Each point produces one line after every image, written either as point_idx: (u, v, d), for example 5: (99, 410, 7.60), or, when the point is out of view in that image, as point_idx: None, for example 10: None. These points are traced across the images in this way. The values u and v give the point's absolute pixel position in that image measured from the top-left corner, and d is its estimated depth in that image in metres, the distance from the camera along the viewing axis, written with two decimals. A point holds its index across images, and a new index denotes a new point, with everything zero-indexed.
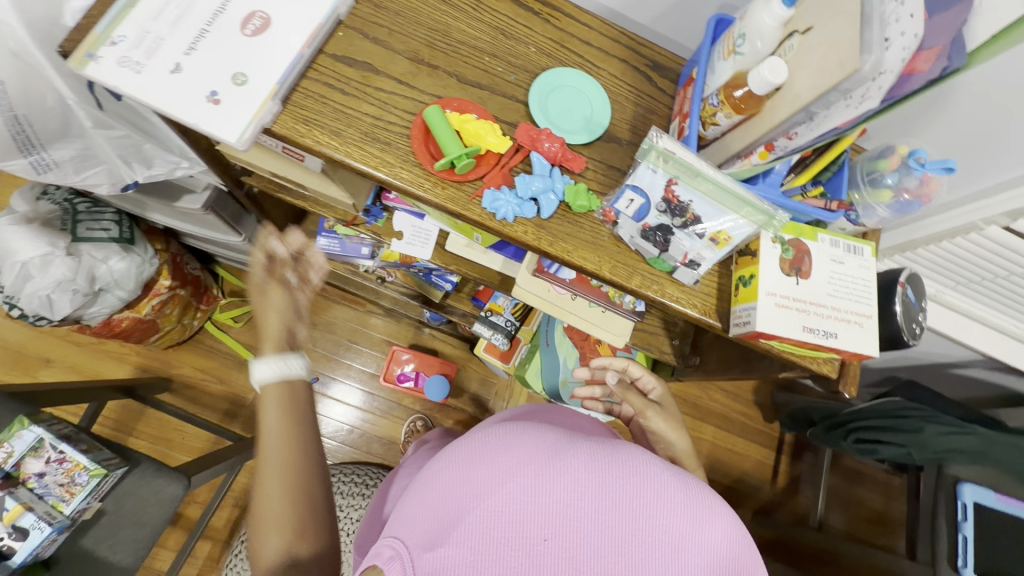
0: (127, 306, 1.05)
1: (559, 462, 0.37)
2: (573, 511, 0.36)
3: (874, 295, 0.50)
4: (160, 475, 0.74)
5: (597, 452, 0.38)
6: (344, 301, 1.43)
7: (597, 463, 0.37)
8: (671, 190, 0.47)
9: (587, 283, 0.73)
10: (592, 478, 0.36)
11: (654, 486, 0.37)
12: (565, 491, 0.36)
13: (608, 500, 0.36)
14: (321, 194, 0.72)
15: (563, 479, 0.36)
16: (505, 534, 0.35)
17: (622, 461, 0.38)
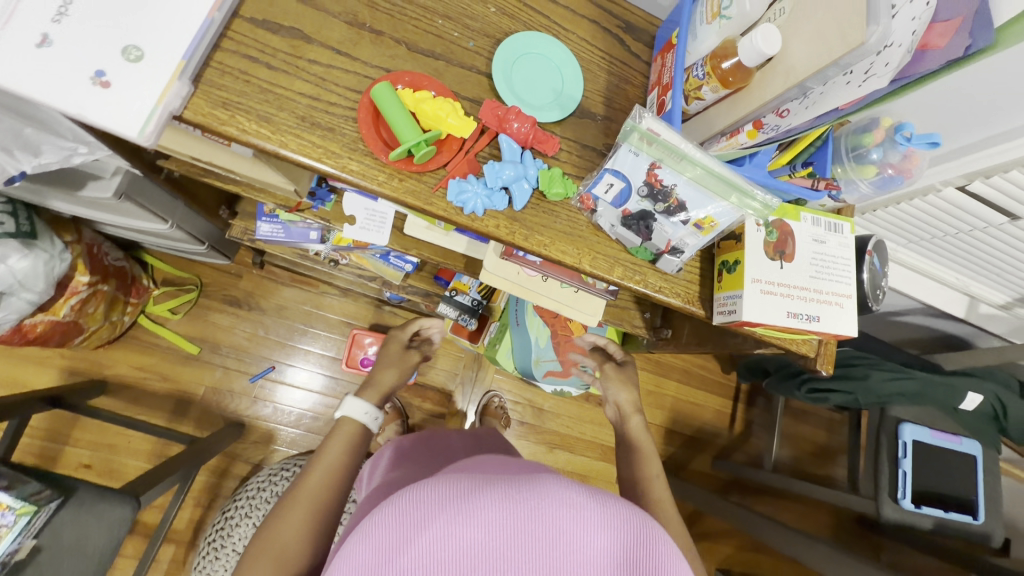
0: (40, 309, 0.92)
1: (467, 506, 0.35)
2: (488, 558, 0.34)
3: (853, 273, 0.50)
4: (103, 500, 0.67)
5: (509, 488, 0.37)
6: (294, 283, 1.34)
7: (510, 500, 0.36)
8: (654, 174, 0.43)
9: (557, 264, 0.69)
10: (506, 519, 0.35)
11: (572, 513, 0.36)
12: (476, 539, 0.34)
13: (526, 539, 0.35)
14: (255, 180, 0.63)
15: (475, 523, 0.34)
16: None
17: (535, 494, 0.36)
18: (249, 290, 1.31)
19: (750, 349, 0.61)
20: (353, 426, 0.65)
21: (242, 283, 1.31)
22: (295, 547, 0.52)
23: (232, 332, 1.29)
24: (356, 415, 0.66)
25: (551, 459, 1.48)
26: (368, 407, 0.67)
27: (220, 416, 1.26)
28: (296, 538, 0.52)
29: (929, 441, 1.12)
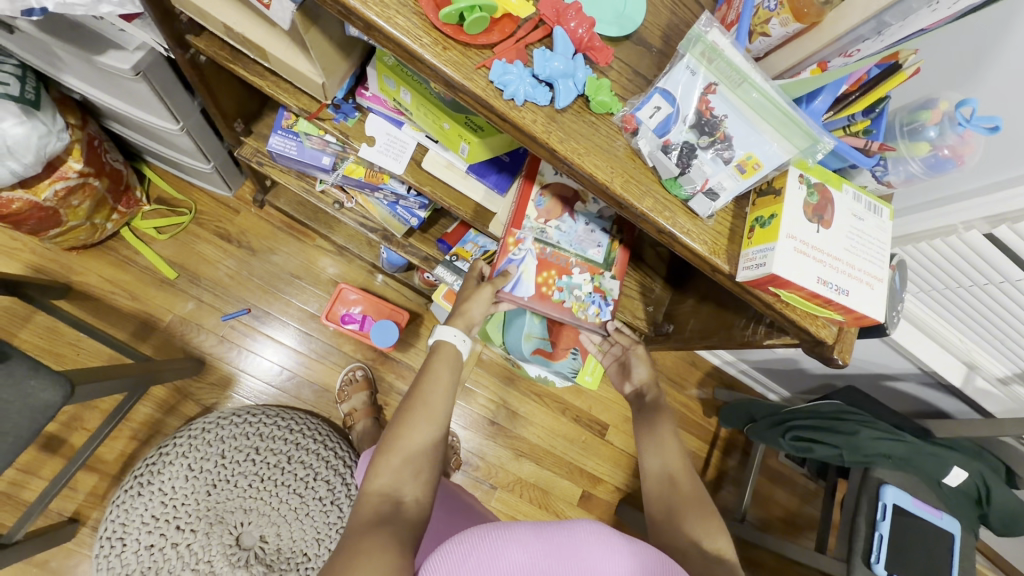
0: (21, 183, 0.87)
1: (512, 529, 0.49)
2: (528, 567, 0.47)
3: (888, 259, 0.47)
4: (35, 376, 0.60)
5: (542, 522, 0.51)
6: (291, 232, 1.30)
7: (543, 529, 0.50)
8: (706, 101, 0.41)
9: (547, 300, 0.70)
10: (538, 541, 0.49)
11: (591, 538, 0.50)
12: (518, 553, 0.48)
13: (560, 559, 0.48)
14: (287, 71, 0.60)
15: (520, 547, 0.48)
16: None
17: (558, 528, 0.51)
18: (243, 228, 1.27)
19: (757, 341, 0.60)
20: (447, 347, 0.66)
21: (238, 219, 1.26)
22: (419, 456, 0.56)
23: (216, 266, 1.23)
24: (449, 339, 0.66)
25: (515, 468, 1.41)
26: (457, 329, 0.67)
27: (181, 349, 1.19)
28: (419, 447, 0.57)
29: (909, 508, 1.07)
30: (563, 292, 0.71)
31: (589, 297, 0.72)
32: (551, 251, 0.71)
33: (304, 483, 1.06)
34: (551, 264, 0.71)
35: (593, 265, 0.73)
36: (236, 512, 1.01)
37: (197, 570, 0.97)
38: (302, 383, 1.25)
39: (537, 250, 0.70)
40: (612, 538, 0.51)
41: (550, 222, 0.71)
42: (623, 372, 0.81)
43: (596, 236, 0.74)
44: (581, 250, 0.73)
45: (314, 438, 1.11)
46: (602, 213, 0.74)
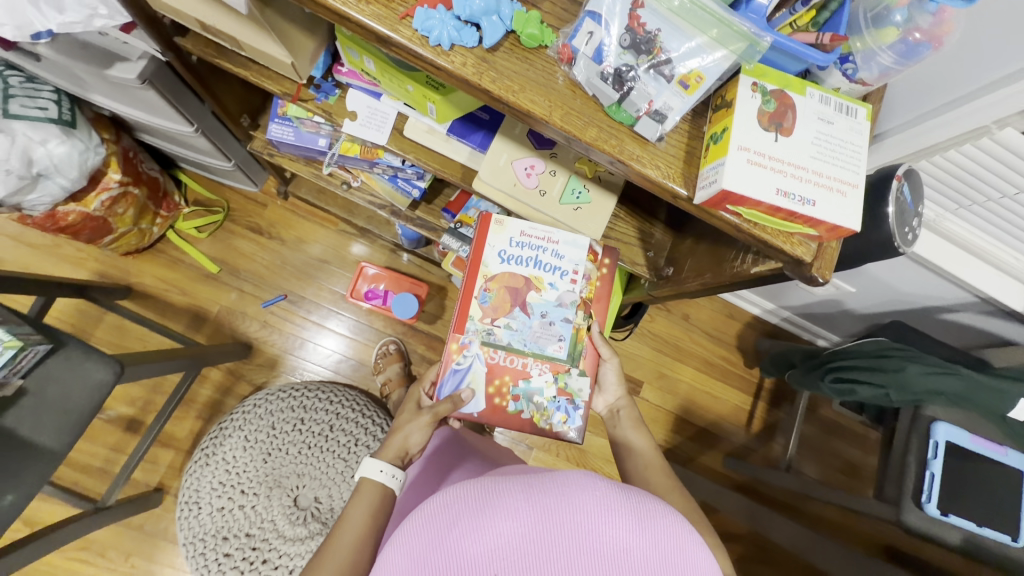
0: (72, 198, 0.98)
1: (500, 498, 0.47)
2: (519, 538, 0.45)
3: (865, 163, 0.44)
4: (89, 359, 0.70)
5: (537, 485, 0.48)
6: (315, 219, 1.37)
7: (536, 494, 0.47)
8: (636, 17, 0.40)
9: (500, 412, 0.72)
10: (531, 508, 0.46)
11: (589, 501, 0.46)
12: (509, 525, 0.45)
13: (553, 528, 0.45)
14: (259, 56, 0.63)
15: (509, 518, 0.45)
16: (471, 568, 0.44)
17: (554, 491, 0.47)
18: (272, 220, 1.35)
19: (746, 271, 0.58)
20: (370, 484, 0.65)
21: (266, 213, 1.35)
22: None
23: (252, 259, 1.33)
24: (373, 474, 0.65)
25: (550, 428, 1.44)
26: (381, 464, 0.65)
27: (231, 336, 1.30)
28: None
29: (965, 446, 1.00)
30: (522, 399, 0.73)
31: (553, 404, 0.73)
32: (503, 355, 0.72)
33: (348, 449, 1.15)
34: (506, 371, 0.72)
35: (557, 366, 0.73)
36: (291, 477, 1.12)
37: (263, 528, 1.09)
38: (340, 360, 1.34)
39: (486, 359, 0.72)
40: (614, 502, 0.47)
41: (497, 321, 0.72)
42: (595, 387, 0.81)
43: (557, 329, 0.72)
44: (544, 349, 0.72)
45: (352, 408, 1.19)
46: (561, 301, 0.72)
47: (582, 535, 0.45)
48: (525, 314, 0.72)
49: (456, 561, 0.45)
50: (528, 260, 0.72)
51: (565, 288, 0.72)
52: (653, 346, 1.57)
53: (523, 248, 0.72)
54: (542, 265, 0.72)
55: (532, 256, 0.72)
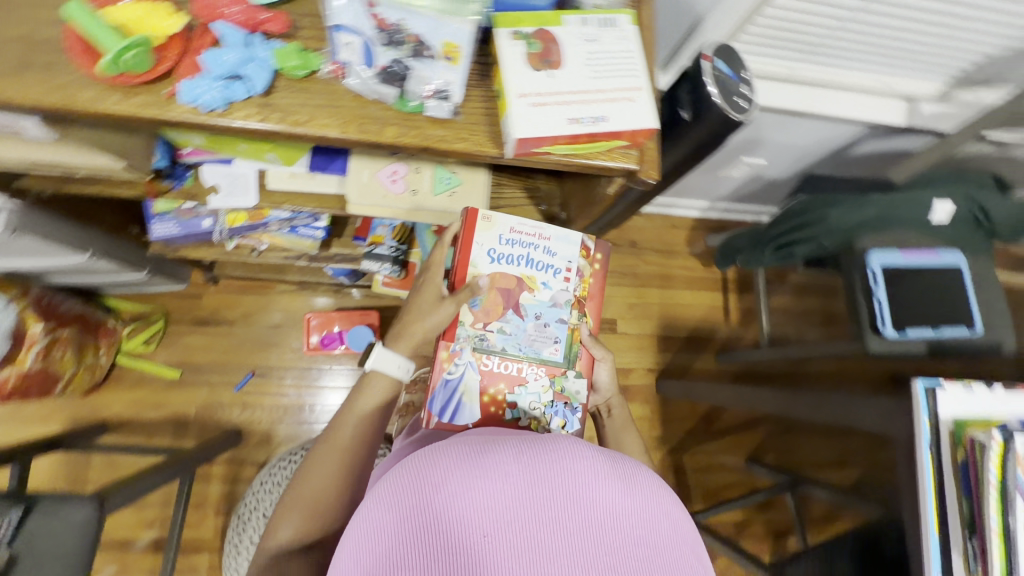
0: (5, 362, 0.97)
1: (489, 457, 0.43)
2: (507, 503, 0.40)
3: (641, 64, 0.47)
4: (66, 504, 0.72)
5: (524, 446, 0.44)
6: (253, 290, 1.38)
7: (527, 454, 0.43)
8: (379, 16, 0.44)
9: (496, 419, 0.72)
10: (519, 468, 0.42)
11: (582, 467, 0.43)
12: (497, 486, 0.41)
13: (541, 493, 0.41)
14: (94, 170, 0.65)
15: (498, 481, 0.41)
16: (453, 534, 0.40)
17: (544, 452, 0.43)
18: (213, 307, 1.37)
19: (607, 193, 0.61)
20: (383, 378, 0.71)
21: (204, 302, 1.36)
22: (327, 497, 0.64)
23: (209, 350, 1.35)
24: (386, 368, 0.71)
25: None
26: (401, 362, 0.71)
27: (217, 429, 1.32)
28: (326, 492, 0.65)
29: (901, 264, 1.04)
30: (520, 409, 0.72)
31: (551, 408, 0.73)
32: (496, 361, 0.72)
33: None
34: (505, 381, 0.72)
35: (553, 369, 0.74)
36: None
37: None
38: (328, 410, 1.36)
39: (484, 365, 0.72)
40: (603, 468, 0.43)
41: (490, 325, 0.73)
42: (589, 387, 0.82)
43: (552, 332, 0.74)
44: (540, 353, 0.74)
45: None
46: (555, 302, 0.75)
47: (576, 500, 0.41)
48: (517, 316, 0.73)
49: (439, 523, 0.40)
50: (518, 258, 0.74)
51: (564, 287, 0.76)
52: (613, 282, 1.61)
53: (513, 246, 0.74)
54: (536, 266, 0.74)
55: (524, 258, 0.74)
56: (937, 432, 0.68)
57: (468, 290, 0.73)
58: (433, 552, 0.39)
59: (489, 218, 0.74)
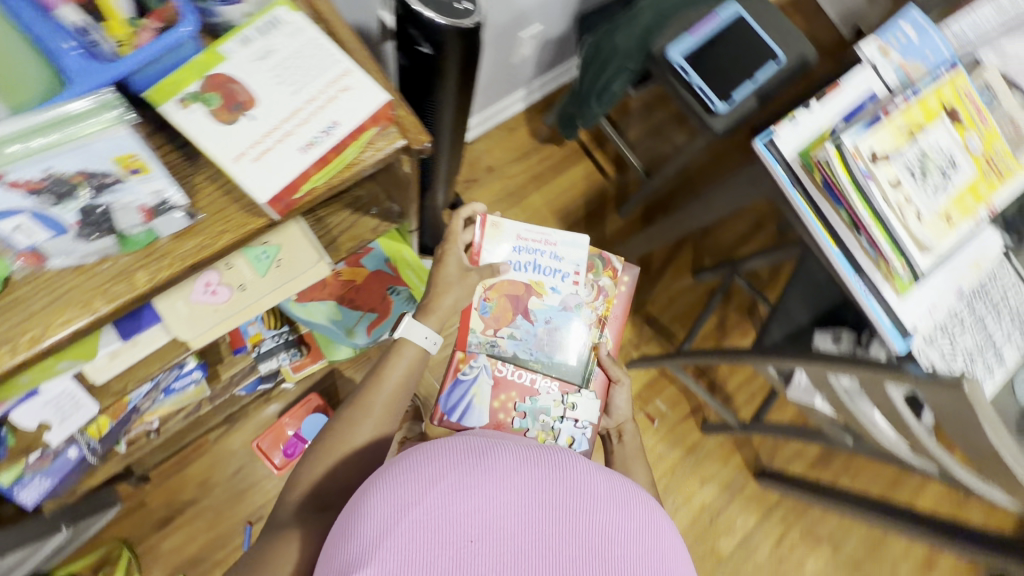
0: None
1: (495, 462, 0.49)
2: (506, 505, 0.46)
3: (331, 49, 0.46)
4: None
5: (536, 457, 0.51)
6: (191, 456, 1.27)
7: (532, 468, 0.49)
8: (28, 183, 0.42)
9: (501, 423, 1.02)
10: (523, 477, 0.48)
11: (583, 491, 0.49)
12: (498, 485, 0.47)
13: (542, 505, 0.47)
14: None
15: (500, 485, 0.47)
16: (447, 528, 0.44)
17: (553, 465, 0.50)
18: (165, 499, 1.25)
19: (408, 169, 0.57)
20: (412, 349, 0.81)
21: (153, 501, 1.24)
22: (347, 451, 0.73)
23: (193, 536, 1.24)
24: (416, 337, 0.82)
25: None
26: (430, 331, 0.83)
27: None
28: (345, 445, 0.73)
29: (696, 46, 1.08)
30: (528, 417, 1.03)
31: (558, 423, 1.02)
32: (509, 366, 1.05)
33: None
34: (516, 386, 1.04)
35: (565, 387, 1.04)
36: None
37: None
38: None
39: (507, 352, 1.07)
40: (609, 493, 0.50)
41: (501, 327, 1.06)
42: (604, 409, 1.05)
43: (557, 329, 1.06)
44: (551, 355, 1.06)
45: None
46: (564, 305, 1.06)
47: (576, 511, 0.47)
48: (526, 319, 1.06)
49: (433, 518, 0.45)
50: (528, 264, 1.06)
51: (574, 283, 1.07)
52: (499, 211, 1.60)
53: (523, 253, 1.05)
54: (544, 272, 1.05)
55: (532, 266, 1.06)
56: (791, 170, 0.74)
57: (482, 300, 1.05)
58: (425, 535, 0.44)
59: (499, 227, 1.05)
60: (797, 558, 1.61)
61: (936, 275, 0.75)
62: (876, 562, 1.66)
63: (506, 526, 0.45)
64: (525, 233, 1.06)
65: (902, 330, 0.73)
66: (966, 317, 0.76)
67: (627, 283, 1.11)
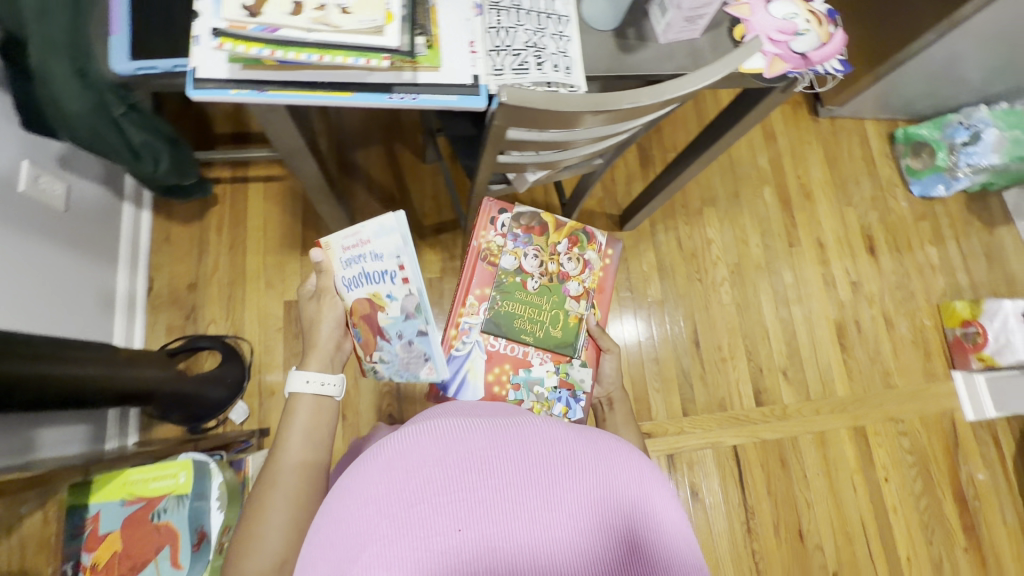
0: None
1: (487, 434, 0.59)
2: (498, 469, 0.57)
3: None
4: None
5: (524, 429, 0.60)
6: None
7: (518, 436, 0.59)
8: None
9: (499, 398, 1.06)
10: (512, 444, 0.58)
11: (563, 453, 0.59)
12: (489, 451, 0.57)
13: (530, 467, 0.57)
14: None
15: (489, 450, 0.58)
16: (441, 489, 0.55)
17: (539, 433, 0.60)
18: None
19: None
20: (306, 400, 0.87)
21: None
22: (275, 525, 0.73)
23: None
24: (299, 386, 0.87)
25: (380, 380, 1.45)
26: (302, 375, 0.87)
27: None
28: (272, 523, 0.73)
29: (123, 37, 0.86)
30: (522, 389, 1.07)
31: (554, 394, 1.08)
32: (500, 342, 1.08)
33: None
34: (510, 358, 1.08)
35: (557, 358, 1.10)
36: None
37: None
38: None
39: (488, 316, 1.08)
40: (590, 450, 0.60)
41: (371, 355, 1.00)
42: (597, 376, 1.11)
43: (411, 343, 0.99)
44: (416, 373, 1.00)
45: None
46: (408, 312, 0.99)
47: (543, 466, 0.57)
48: (383, 340, 1.00)
49: (433, 484, 0.55)
50: (360, 274, 0.98)
51: (552, 251, 1.14)
52: (241, 303, 1.44)
53: (350, 266, 0.98)
54: (374, 282, 0.97)
55: (364, 276, 0.98)
56: (246, 81, 0.63)
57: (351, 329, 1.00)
58: (427, 497, 0.54)
59: (327, 245, 0.99)
60: (700, 238, 1.73)
61: (445, 17, 0.69)
62: (742, 178, 1.81)
63: (480, 489, 0.55)
64: (346, 242, 0.98)
65: (471, 86, 0.68)
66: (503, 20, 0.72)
67: (613, 256, 1.18)
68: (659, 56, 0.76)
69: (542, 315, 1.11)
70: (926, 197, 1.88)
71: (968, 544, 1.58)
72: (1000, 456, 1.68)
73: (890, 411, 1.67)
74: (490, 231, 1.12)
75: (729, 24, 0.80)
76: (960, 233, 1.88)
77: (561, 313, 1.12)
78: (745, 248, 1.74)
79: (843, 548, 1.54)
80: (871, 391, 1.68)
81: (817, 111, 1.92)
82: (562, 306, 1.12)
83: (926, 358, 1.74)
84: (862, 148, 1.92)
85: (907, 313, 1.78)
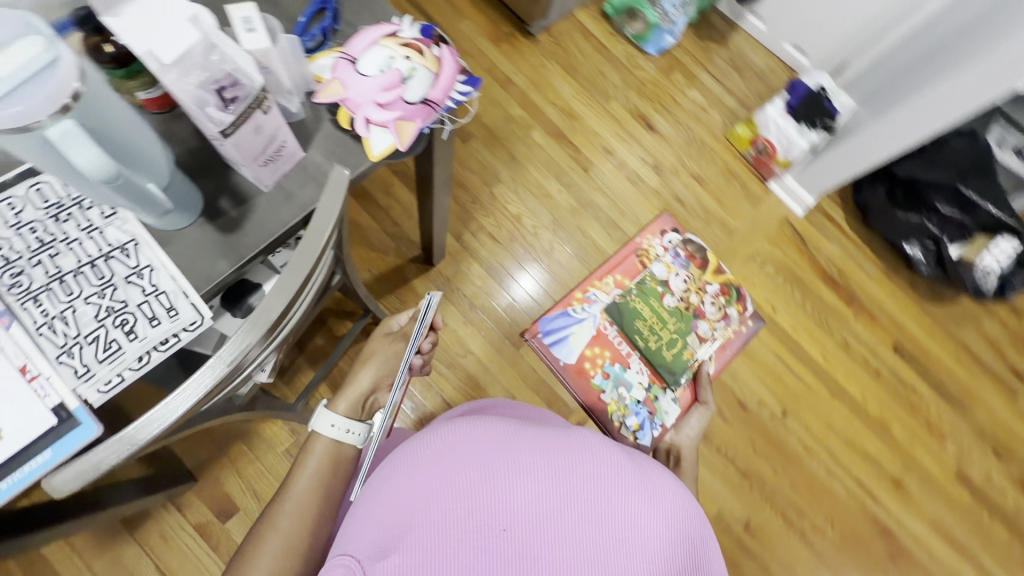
0: None
1: (527, 444, 0.67)
2: (541, 481, 0.63)
3: None
4: None
5: (571, 446, 0.68)
6: None
7: (562, 450, 0.67)
8: None
9: (581, 377, 1.55)
10: (555, 460, 0.65)
11: (608, 479, 0.65)
12: (532, 461, 0.65)
13: (574, 484, 0.64)
14: None
15: (531, 460, 0.65)
16: (488, 495, 0.62)
17: (585, 453, 0.67)
18: None
19: None
20: (324, 442, 0.77)
21: None
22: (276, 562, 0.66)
23: None
24: (329, 429, 0.78)
25: None
26: (338, 418, 0.79)
27: None
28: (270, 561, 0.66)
29: None
30: (609, 379, 1.55)
31: (636, 404, 1.55)
32: (616, 339, 1.59)
33: None
34: (610, 350, 1.58)
35: (654, 378, 1.57)
36: None
37: None
38: None
39: (614, 304, 1.62)
40: (632, 480, 0.65)
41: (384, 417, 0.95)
42: (688, 428, 1.20)
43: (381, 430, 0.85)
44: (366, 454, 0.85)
45: None
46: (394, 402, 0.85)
47: (589, 483, 0.64)
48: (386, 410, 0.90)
49: (481, 489, 0.62)
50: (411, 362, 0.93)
51: (699, 285, 1.69)
52: None
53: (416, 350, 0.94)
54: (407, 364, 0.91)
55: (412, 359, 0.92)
56: None
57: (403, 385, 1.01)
58: (475, 495, 0.62)
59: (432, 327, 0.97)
60: (509, 219, 1.65)
61: None
62: (508, 138, 1.73)
63: (525, 497, 0.63)
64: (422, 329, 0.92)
65: (59, 424, 0.48)
66: (51, 307, 0.53)
67: (750, 326, 1.68)
68: (276, 204, 0.62)
69: (663, 330, 1.62)
70: (662, 51, 1.91)
71: (855, 313, 1.77)
72: (837, 227, 1.85)
73: (745, 253, 1.77)
74: (657, 238, 1.72)
75: (330, 114, 0.66)
76: (704, 62, 1.95)
77: (680, 339, 1.62)
78: (551, 200, 1.69)
79: (777, 389, 1.65)
80: (721, 247, 1.76)
81: (530, 32, 1.84)
82: (683, 334, 1.63)
83: (744, 187, 1.84)
84: (588, 40, 1.89)
85: (710, 160, 1.85)
